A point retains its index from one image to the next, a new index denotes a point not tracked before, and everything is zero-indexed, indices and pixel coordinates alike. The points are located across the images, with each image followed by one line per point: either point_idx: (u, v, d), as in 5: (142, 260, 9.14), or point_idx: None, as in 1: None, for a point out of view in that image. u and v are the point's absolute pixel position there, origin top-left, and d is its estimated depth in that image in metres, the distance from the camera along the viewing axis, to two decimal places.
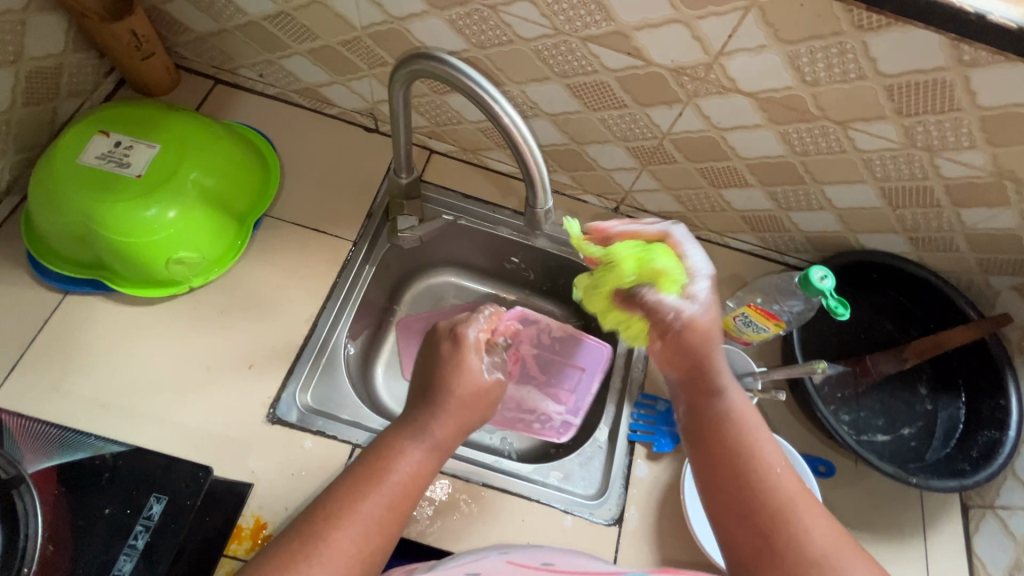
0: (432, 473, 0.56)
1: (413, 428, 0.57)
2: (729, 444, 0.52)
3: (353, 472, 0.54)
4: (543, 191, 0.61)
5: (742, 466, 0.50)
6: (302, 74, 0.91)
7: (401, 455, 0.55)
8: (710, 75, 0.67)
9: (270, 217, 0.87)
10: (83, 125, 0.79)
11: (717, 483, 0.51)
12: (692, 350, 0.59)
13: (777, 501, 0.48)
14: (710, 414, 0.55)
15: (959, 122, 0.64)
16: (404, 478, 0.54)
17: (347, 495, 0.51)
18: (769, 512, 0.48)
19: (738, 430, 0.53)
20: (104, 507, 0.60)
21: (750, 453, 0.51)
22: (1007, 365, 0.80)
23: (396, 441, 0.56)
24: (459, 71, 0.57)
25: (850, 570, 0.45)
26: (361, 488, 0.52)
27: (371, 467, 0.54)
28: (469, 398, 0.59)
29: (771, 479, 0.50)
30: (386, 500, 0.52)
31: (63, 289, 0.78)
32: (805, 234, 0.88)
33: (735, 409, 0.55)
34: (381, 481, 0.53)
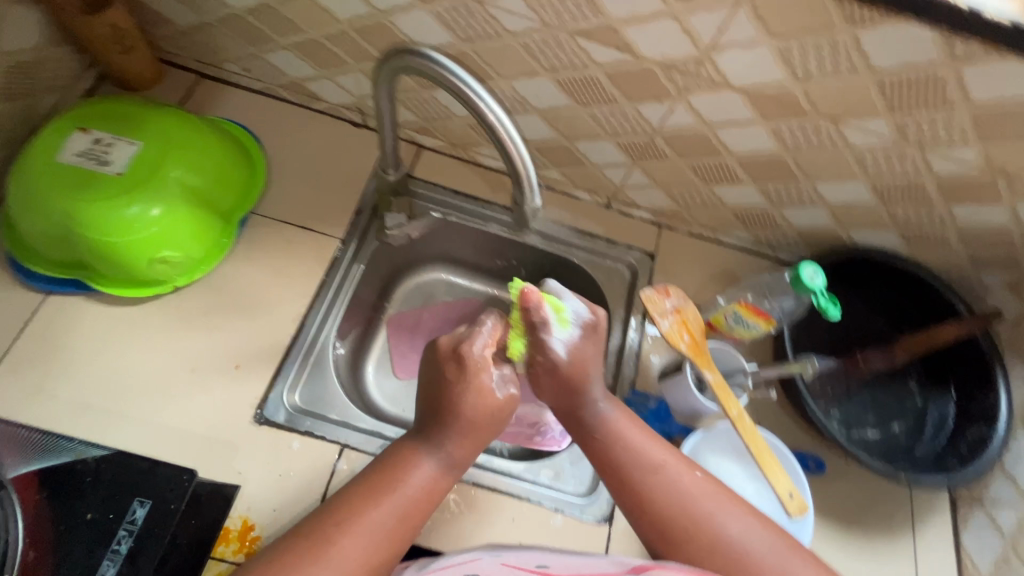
0: (445, 484, 0.56)
1: (429, 436, 0.57)
2: (637, 477, 0.59)
3: (368, 480, 0.54)
4: (530, 189, 0.60)
5: (639, 485, 0.58)
6: (287, 69, 0.90)
7: (411, 465, 0.55)
8: (700, 70, 0.66)
9: (256, 215, 0.86)
10: (63, 121, 0.77)
11: (638, 512, 0.58)
12: (570, 380, 0.65)
13: (676, 501, 0.57)
14: (613, 450, 0.61)
15: (951, 119, 0.63)
16: (422, 487, 0.54)
17: (367, 497, 0.51)
18: (674, 512, 0.56)
19: (638, 456, 0.60)
20: (87, 513, 0.60)
21: (656, 472, 0.59)
22: (997, 360, 0.80)
23: (404, 453, 0.56)
24: (443, 68, 0.55)
25: (750, 531, 0.55)
26: (374, 496, 0.52)
27: (387, 473, 0.54)
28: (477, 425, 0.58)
29: (675, 486, 0.58)
30: (403, 506, 0.52)
31: (43, 289, 0.76)
32: (797, 230, 0.88)
33: (617, 424, 0.63)
34: (398, 488, 0.53)
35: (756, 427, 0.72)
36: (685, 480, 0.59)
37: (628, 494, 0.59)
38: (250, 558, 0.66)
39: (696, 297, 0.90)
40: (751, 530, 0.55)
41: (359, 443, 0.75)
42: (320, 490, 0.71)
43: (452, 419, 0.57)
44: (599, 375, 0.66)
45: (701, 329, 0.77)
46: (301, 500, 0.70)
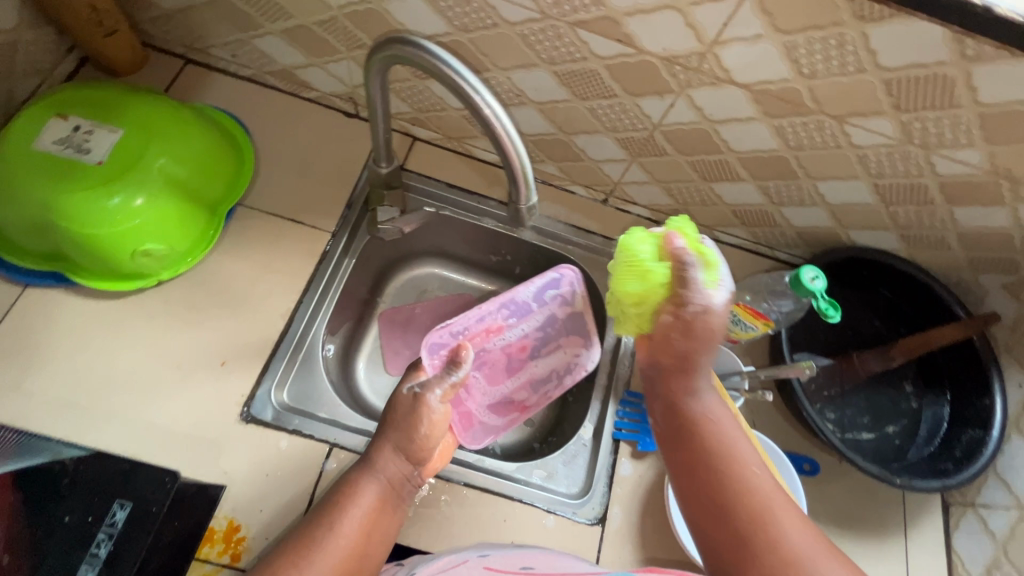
0: (393, 498, 0.62)
1: (362, 469, 0.62)
2: (719, 467, 0.49)
3: (325, 509, 0.58)
4: (526, 185, 0.59)
5: (718, 473, 0.49)
6: (276, 55, 0.87)
7: (358, 489, 0.60)
8: (703, 65, 0.64)
9: (244, 207, 0.84)
10: (39, 107, 0.74)
11: (707, 504, 0.48)
12: (686, 357, 0.55)
13: (760, 503, 0.46)
14: (699, 435, 0.52)
15: (957, 119, 0.62)
16: (370, 504, 0.60)
17: (324, 528, 0.56)
18: (745, 510, 0.46)
19: (723, 445, 0.51)
20: (65, 515, 0.58)
21: (740, 467, 0.49)
22: (993, 364, 0.79)
23: (353, 480, 0.61)
24: (437, 58, 0.53)
25: (820, 553, 0.44)
26: (334, 520, 0.57)
27: (338, 501, 0.59)
28: (408, 439, 0.64)
29: (756, 487, 0.47)
30: (360, 522, 0.58)
31: (22, 282, 0.74)
32: (796, 229, 0.86)
33: (714, 416, 0.53)
34: (348, 511, 0.58)
35: (751, 432, 0.71)
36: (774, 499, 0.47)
37: (710, 490, 0.48)
38: (236, 558, 0.65)
39: None
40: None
41: (349, 442, 0.73)
42: (307, 490, 0.70)
43: (388, 441, 0.63)
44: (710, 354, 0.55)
45: None
46: (288, 500, 0.69)
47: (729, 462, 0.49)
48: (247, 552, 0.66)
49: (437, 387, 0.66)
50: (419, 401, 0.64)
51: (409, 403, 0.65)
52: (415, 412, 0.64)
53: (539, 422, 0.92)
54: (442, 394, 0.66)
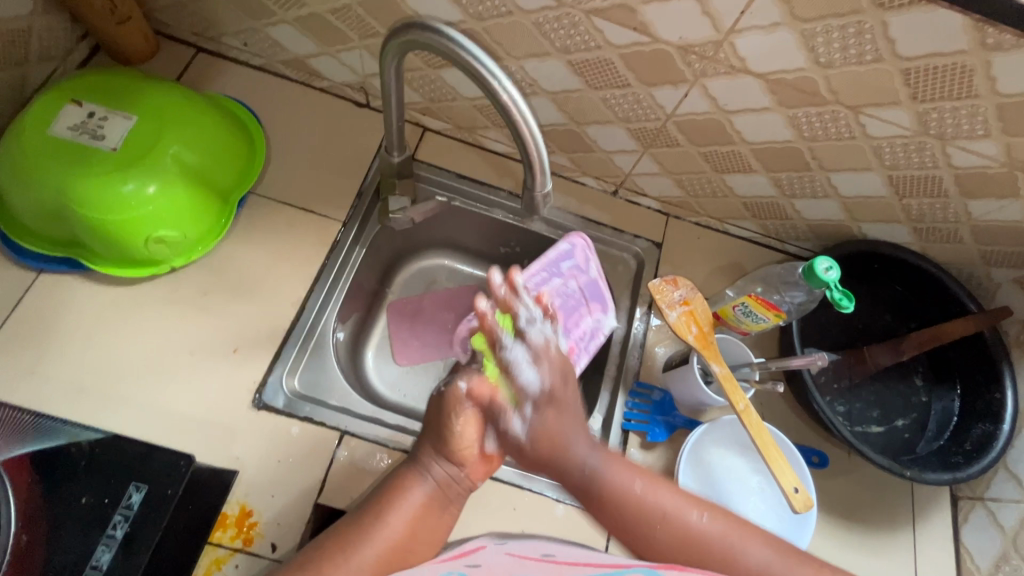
0: (438, 501, 0.64)
1: (412, 471, 0.65)
2: (647, 527, 0.62)
3: (373, 502, 0.62)
4: (542, 173, 0.59)
5: (649, 537, 0.61)
6: (288, 44, 0.87)
7: (407, 489, 0.63)
8: (719, 54, 0.64)
9: (256, 195, 0.84)
10: (54, 93, 0.74)
11: (667, 555, 0.61)
12: (551, 438, 0.66)
13: (683, 535, 0.60)
14: (613, 503, 0.63)
15: (975, 110, 0.62)
16: (419, 503, 0.62)
17: (372, 519, 0.60)
18: (689, 553, 0.60)
19: (643, 506, 0.62)
20: (81, 497, 0.59)
21: (661, 522, 0.62)
22: (1003, 358, 0.79)
23: (403, 478, 0.64)
24: (456, 44, 0.53)
25: (775, 560, 0.58)
26: (381, 513, 0.61)
27: (386, 496, 0.62)
28: (445, 441, 0.65)
29: (683, 524, 0.61)
30: (405, 519, 0.61)
31: (36, 268, 0.74)
32: (807, 222, 0.86)
33: (603, 472, 0.64)
34: (390, 513, 0.61)
35: (763, 423, 0.71)
36: (677, 517, 0.62)
37: (637, 541, 0.63)
38: (248, 543, 0.66)
39: (702, 288, 0.89)
40: (775, 558, 0.58)
41: (360, 430, 0.74)
42: (319, 476, 0.70)
43: (431, 443, 0.66)
44: (576, 425, 0.66)
45: (709, 321, 0.76)
46: (300, 486, 0.69)
47: (636, 506, 0.63)
48: (259, 537, 0.66)
49: (466, 384, 0.67)
50: (451, 395, 0.67)
51: (440, 404, 0.68)
52: (448, 412, 0.66)
53: None
54: (472, 392, 0.66)
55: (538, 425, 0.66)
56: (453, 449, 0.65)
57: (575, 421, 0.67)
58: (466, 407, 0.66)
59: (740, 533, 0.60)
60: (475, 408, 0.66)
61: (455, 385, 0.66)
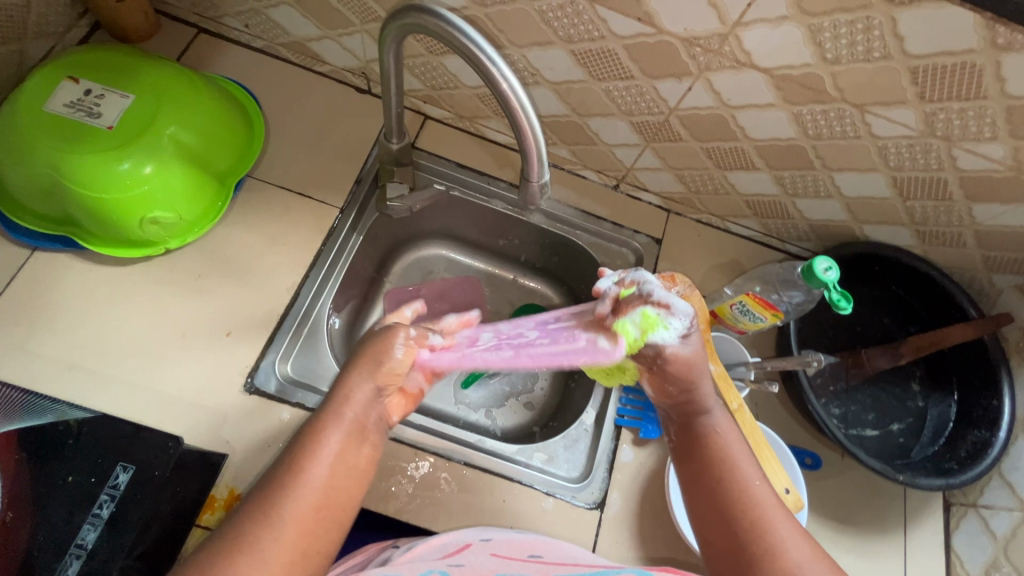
0: (364, 444, 0.53)
1: (330, 414, 0.52)
2: (726, 504, 0.53)
3: (291, 451, 0.51)
4: (540, 162, 0.58)
5: (729, 499, 0.53)
6: (289, 27, 0.86)
7: (326, 435, 0.51)
8: (724, 47, 0.63)
9: (253, 179, 0.83)
10: (50, 70, 0.73)
11: (714, 518, 0.54)
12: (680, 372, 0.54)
13: (755, 517, 0.52)
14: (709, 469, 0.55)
15: (983, 111, 0.60)
16: (339, 449, 0.51)
17: (290, 474, 0.49)
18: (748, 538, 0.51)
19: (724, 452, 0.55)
20: (68, 476, 0.59)
21: (744, 494, 0.53)
22: (1003, 366, 0.78)
23: (319, 423, 0.52)
24: (454, 28, 0.52)
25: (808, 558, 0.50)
26: (298, 465, 0.49)
27: (301, 448, 0.50)
28: (374, 364, 0.54)
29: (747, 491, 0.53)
30: (329, 467, 0.50)
31: (30, 245, 0.74)
32: (809, 222, 0.85)
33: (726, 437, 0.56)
34: (310, 462, 0.50)
35: (756, 422, 0.71)
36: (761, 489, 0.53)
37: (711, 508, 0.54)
38: None
39: (700, 286, 0.88)
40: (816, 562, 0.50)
41: None
42: None
43: (353, 369, 0.54)
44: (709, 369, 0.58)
45: (706, 320, 0.75)
46: None
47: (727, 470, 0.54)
48: None
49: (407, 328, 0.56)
50: (387, 332, 0.56)
51: (370, 338, 0.56)
52: (374, 343, 0.55)
53: (540, 407, 0.93)
54: (413, 337, 0.56)
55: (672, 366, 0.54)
56: (381, 374, 0.54)
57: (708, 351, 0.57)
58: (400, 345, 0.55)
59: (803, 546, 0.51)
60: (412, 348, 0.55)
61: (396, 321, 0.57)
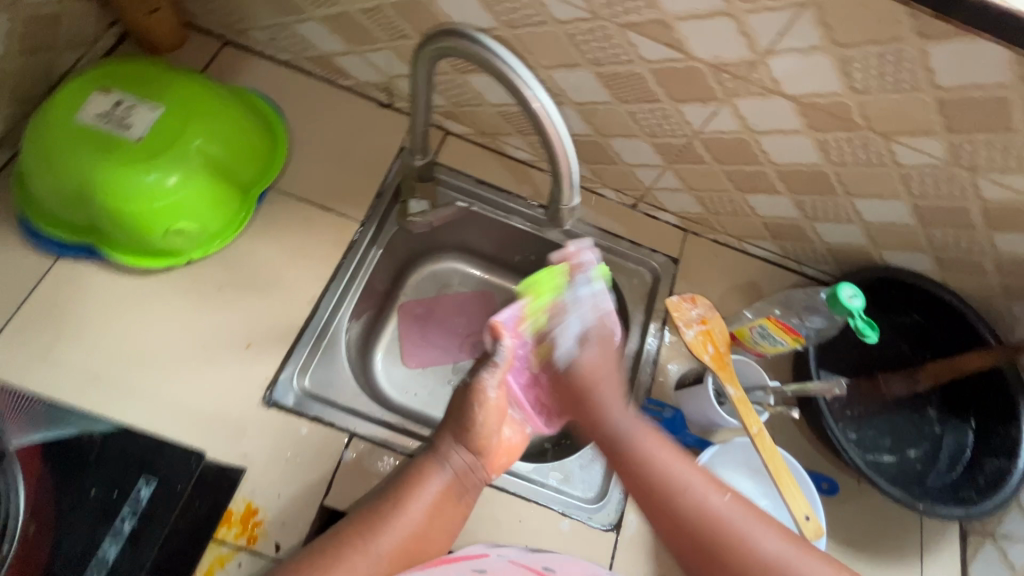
0: (457, 492, 0.60)
1: (425, 467, 0.60)
2: (665, 495, 0.57)
3: (393, 488, 0.59)
4: (570, 186, 0.58)
5: (667, 492, 0.57)
6: (316, 41, 0.87)
7: (425, 478, 0.59)
8: (752, 74, 0.64)
9: (275, 191, 0.84)
10: (82, 81, 0.74)
11: (663, 512, 0.57)
12: (580, 388, 0.68)
13: (701, 514, 0.55)
14: (639, 464, 0.60)
15: (1010, 144, 0.61)
16: (434, 493, 0.59)
17: (388, 510, 0.56)
18: (705, 534, 0.54)
19: (666, 473, 0.58)
20: (91, 489, 0.60)
21: (683, 491, 0.57)
22: (1021, 394, 0.79)
23: (420, 468, 0.61)
24: (490, 51, 0.53)
25: (790, 553, 0.53)
26: (400, 500, 0.58)
27: (405, 481, 0.59)
28: (463, 429, 0.63)
29: (701, 503, 0.56)
30: (425, 508, 0.58)
31: (54, 254, 0.74)
32: (827, 245, 0.85)
33: (639, 435, 0.62)
34: (410, 500, 0.57)
35: (776, 446, 0.70)
36: (693, 478, 0.58)
37: (654, 502, 0.58)
38: (252, 541, 0.65)
39: (718, 307, 0.88)
40: (790, 552, 0.52)
41: (369, 432, 0.74)
42: (327, 478, 0.70)
43: (451, 431, 0.63)
44: (614, 389, 0.67)
45: (725, 341, 0.75)
46: (306, 487, 0.69)
47: (649, 462, 0.59)
48: (264, 536, 0.65)
49: (490, 372, 0.64)
50: (473, 386, 0.64)
51: (463, 394, 0.65)
52: (468, 400, 0.63)
53: None
54: (496, 377, 0.65)
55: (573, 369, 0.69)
56: (471, 438, 0.63)
57: (613, 371, 0.69)
58: (489, 395, 0.63)
59: (760, 525, 0.54)
60: (498, 389, 0.64)
61: (478, 376, 0.63)
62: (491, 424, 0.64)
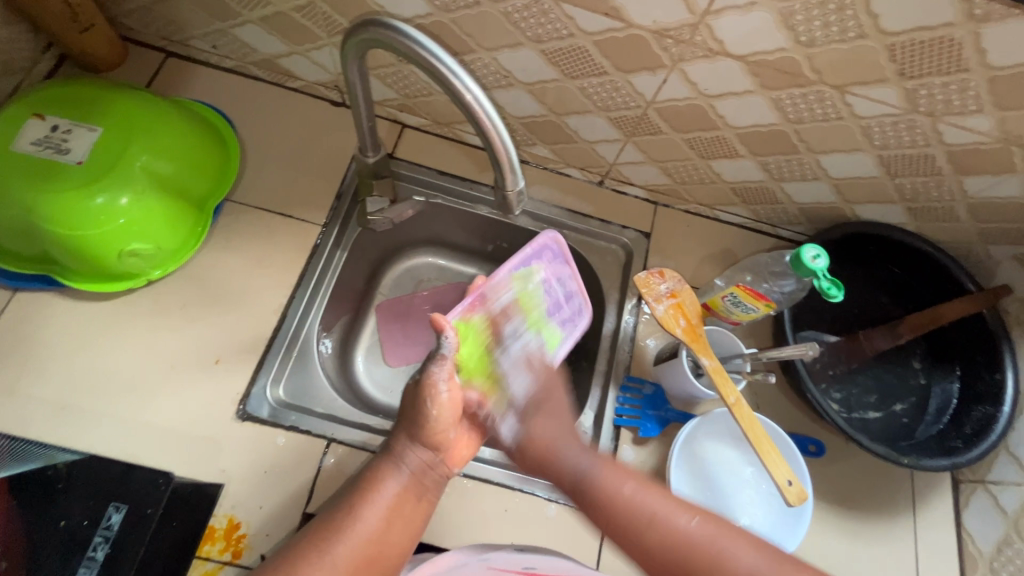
0: (416, 493, 0.59)
1: (382, 470, 0.59)
2: (637, 530, 0.56)
3: (349, 493, 0.58)
4: (512, 170, 0.55)
5: (637, 530, 0.56)
6: (258, 45, 0.84)
7: (381, 482, 0.58)
8: (695, 36, 0.62)
9: (232, 203, 0.82)
10: (16, 108, 0.73)
11: (638, 553, 0.56)
12: (536, 452, 0.64)
13: (675, 543, 0.54)
14: (603, 501, 0.58)
15: (966, 84, 0.59)
16: (393, 495, 0.58)
17: (343, 517, 0.55)
18: (680, 561, 0.54)
19: (634, 510, 0.56)
20: (60, 520, 0.58)
21: (651, 523, 0.55)
22: (1003, 336, 0.77)
23: (376, 470, 0.60)
24: (412, 40, 0.51)
25: (764, 563, 0.52)
26: (354, 507, 0.56)
27: (362, 488, 0.58)
28: (418, 428, 0.60)
29: (673, 531, 0.55)
30: (380, 512, 0.56)
31: (12, 287, 0.73)
32: (798, 205, 0.84)
33: (597, 474, 0.60)
34: (365, 505, 0.56)
35: (754, 414, 0.70)
36: (662, 507, 0.56)
37: (624, 536, 0.56)
38: (237, 555, 0.65)
39: (692, 278, 0.87)
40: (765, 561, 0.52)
41: (346, 437, 0.73)
42: (307, 486, 0.70)
43: (405, 430, 0.62)
44: (569, 438, 0.63)
45: (697, 313, 0.74)
46: (288, 496, 0.69)
47: (613, 499, 0.58)
48: (249, 549, 0.66)
49: (439, 367, 0.60)
50: (423, 383, 0.60)
51: (414, 391, 0.61)
52: (420, 397, 0.60)
53: None
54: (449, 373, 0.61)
55: (525, 433, 0.65)
56: (428, 436, 0.61)
57: (563, 428, 0.65)
58: (440, 391, 0.60)
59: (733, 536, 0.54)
60: (451, 384, 0.61)
61: (427, 371, 0.59)
62: (444, 421, 0.61)
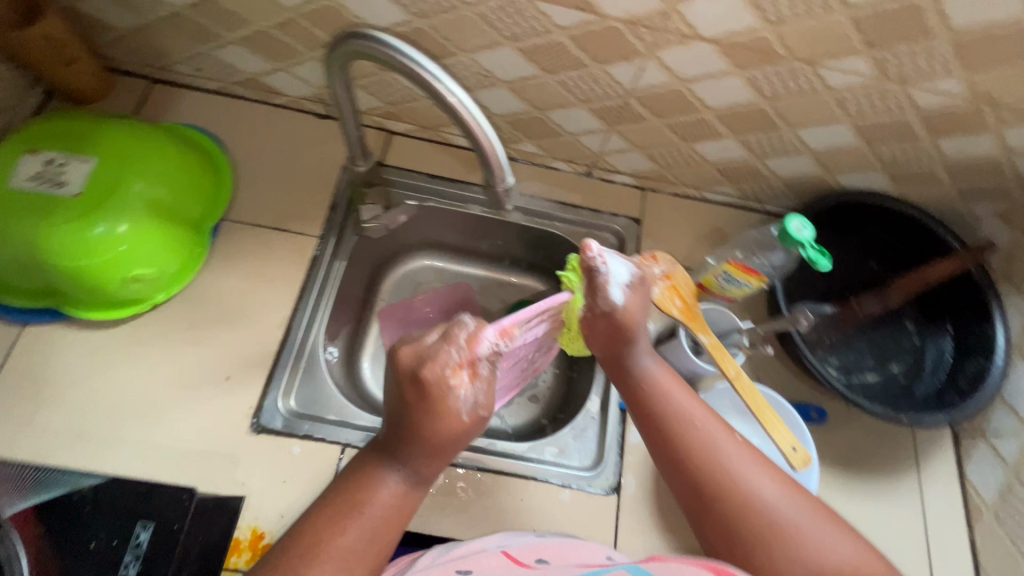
0: (410, 503, 0.51)
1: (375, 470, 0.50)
2: (681, 435, 0.56)
3: (342, 488, 0.50)
4: (500, 167, 0.57)
5: (681, 434, 0.56)
6: (240, 64, 0.86)
7: (373, 483, 0.50)
8: (666, 24, 0.64)
9: (228, 222, 0.84)
10: (9, 146, 0.74)
11: (672, 459, 0.56)
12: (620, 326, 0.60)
13: (709, 454, 0.54)
14: (656, 405, 0.58)
15: (931, 49, 0.61)
16: (388, 501, 0.49)
17: (332, 520, 0.47)
18: (707, 474, 0.53)
19: (681, 416, 0.57)
20: (90, 541, 0.63)
21: (692, 431, 0.56)
22: (991, 291, 0.80)
23: (363, 470, 0.51)
24: (393, 49, 0.52)
25: (788, 497, 0.52)
26: (347, 509, 0.48)
27: (354, 486, 0.49)
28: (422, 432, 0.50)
29: (713, 444, 0.55)
30: (378, 519, 0.48)
31: (20, 321, 0.74)
32: (782, 179, 0.85)
33: (659, 379, 0.60)
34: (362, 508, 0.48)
35: (755, 386, 0.71)
36: (707, 420, 0.57)
37: (665, 444, 0.56)
38: None
39: (686, 259, 0.89)
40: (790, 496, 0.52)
41: (360, 441, 0.74)
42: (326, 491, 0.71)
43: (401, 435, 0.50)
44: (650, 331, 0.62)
45: (692, 293, 0.75)
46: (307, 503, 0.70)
47: (665, 405, 0.58)
48: None
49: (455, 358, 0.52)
50: (432, 379, 0.51)
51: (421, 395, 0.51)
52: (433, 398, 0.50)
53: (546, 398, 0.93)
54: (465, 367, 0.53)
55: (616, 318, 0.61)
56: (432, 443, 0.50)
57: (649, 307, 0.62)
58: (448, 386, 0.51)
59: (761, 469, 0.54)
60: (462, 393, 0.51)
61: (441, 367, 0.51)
62: (450, 425, 0.51)
